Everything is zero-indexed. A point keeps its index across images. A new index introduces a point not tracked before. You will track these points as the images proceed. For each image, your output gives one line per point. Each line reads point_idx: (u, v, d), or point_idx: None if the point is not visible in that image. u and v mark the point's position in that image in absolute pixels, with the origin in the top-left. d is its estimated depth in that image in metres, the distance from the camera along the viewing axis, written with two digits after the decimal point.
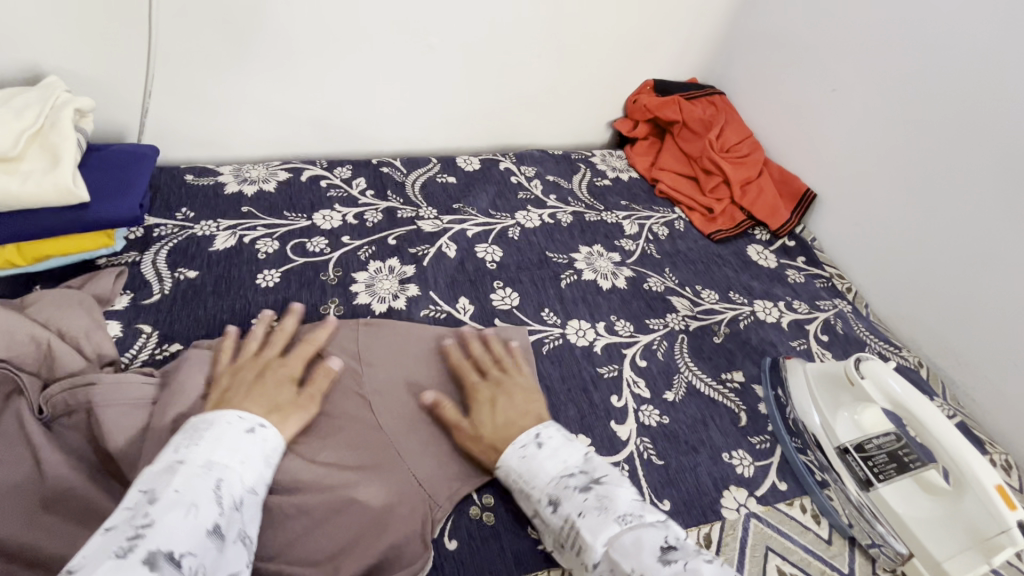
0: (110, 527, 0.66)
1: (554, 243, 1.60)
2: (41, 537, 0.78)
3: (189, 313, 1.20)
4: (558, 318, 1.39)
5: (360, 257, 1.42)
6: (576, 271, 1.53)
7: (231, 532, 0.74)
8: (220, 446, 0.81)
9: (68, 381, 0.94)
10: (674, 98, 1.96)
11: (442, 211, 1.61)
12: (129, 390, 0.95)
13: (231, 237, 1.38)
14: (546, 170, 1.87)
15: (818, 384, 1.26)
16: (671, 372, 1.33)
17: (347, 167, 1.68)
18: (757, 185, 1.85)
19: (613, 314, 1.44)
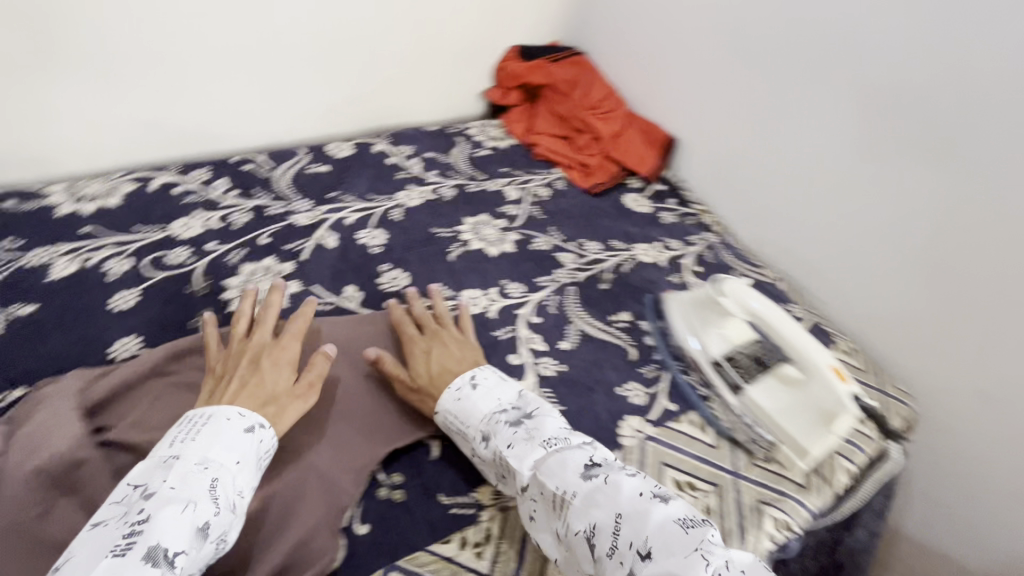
0: (104, 522, 0.74)
1: (437, 221, 1.58)
2: None
3: (32, 353, 1.08)
4: (444, 291, 1.39)
5: (224, 259, 1.32)
6: (461, 243, 1.53)
7: (218, 532, 0.77)
8: (207, 446, 0.82)
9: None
10: (543, 60, 2.03)
11: (316, 200, 1.55)
12: None
13: (72, 262, 1.24)
14: (424, 147, 1.86)
15: (688, 309, 1.38)
16: (561, 325, 1.38)
17: (208, 167, 1.57)
18: (629, 138, 1.95)
19: (501, 281, 1.46)
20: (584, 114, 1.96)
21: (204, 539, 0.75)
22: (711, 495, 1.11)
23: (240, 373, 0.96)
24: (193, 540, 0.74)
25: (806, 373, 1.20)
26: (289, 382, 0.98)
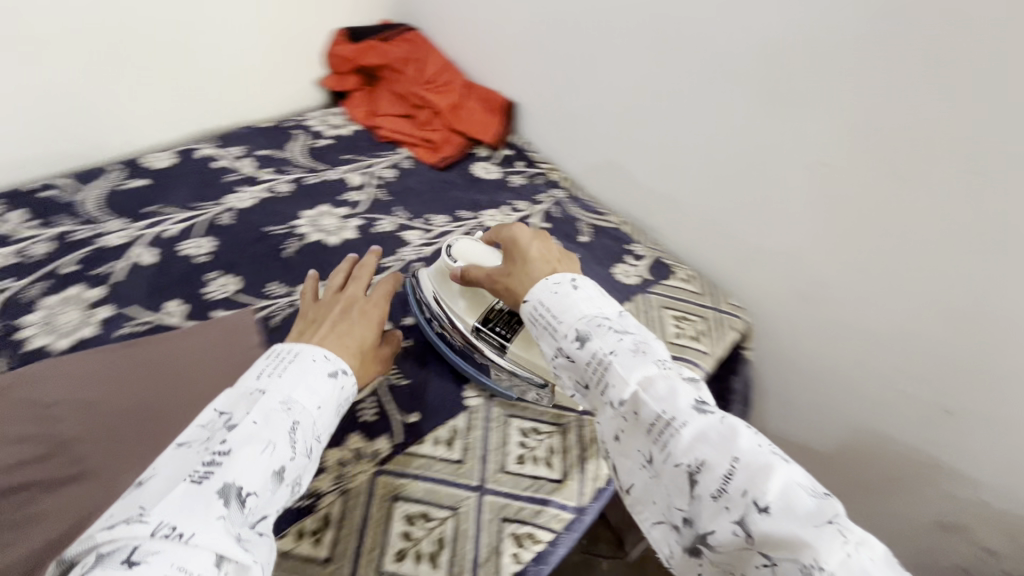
0: (192, 444, 0.46)
1: (509, 171, 1.09)
2: None
3: (57, 295, 0.72)
4: (536, 218, 0.99)
5: (21, 297, 0.71)
6: (474, 215, 0.97)
7: (290, 477, 0.47)
8: (575, 308, 0.54)
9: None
10: (372, 38, 1.16)
11: (129, 216, 0.85)
12: None
13: (169, 185, 0.92)
14: (260, 144, 1.04)
15: (729, 263, 0.92)
16: (663, 269, 0.93)
17: (118, 169, 0.93)
18: (469, 112, 1.12)
19: (567, 201, 1.04)
20: (453, 73, 1.15)
21: (280, 488, 0.45)
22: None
23: (533, 256, 0.61)
24: (651, 335, 0.53)
25: (975, 335, 0.68)
26: (376, 339, 0.64)
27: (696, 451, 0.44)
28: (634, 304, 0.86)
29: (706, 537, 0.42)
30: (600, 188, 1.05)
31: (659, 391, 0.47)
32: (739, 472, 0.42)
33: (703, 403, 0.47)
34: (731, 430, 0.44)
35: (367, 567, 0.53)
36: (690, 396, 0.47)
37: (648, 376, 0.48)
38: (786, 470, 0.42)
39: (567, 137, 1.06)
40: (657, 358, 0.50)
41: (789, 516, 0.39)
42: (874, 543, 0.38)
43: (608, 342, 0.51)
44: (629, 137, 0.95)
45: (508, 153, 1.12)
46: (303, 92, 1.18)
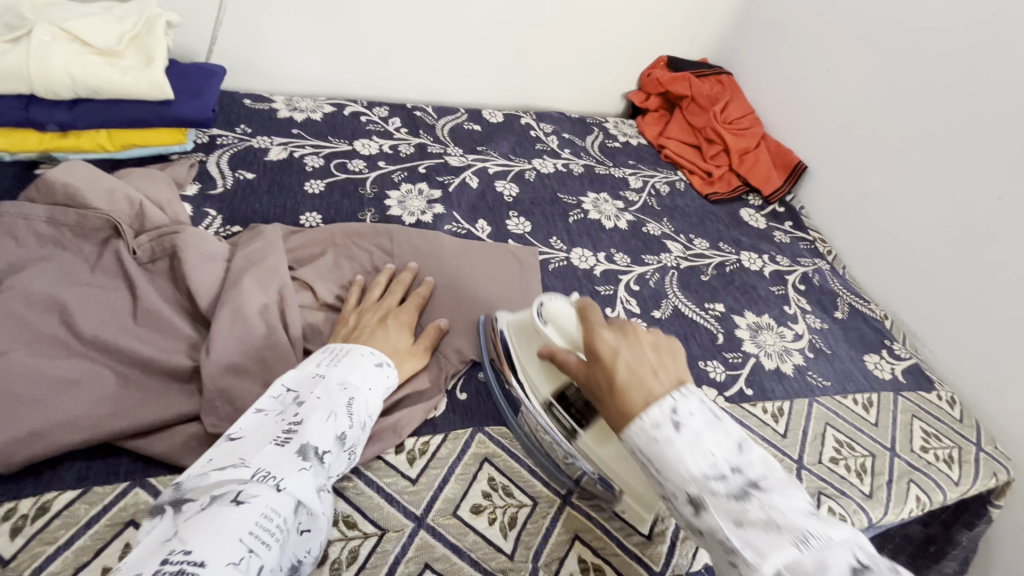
0: (267, 412, 0.47)
1: (774, 225, 1.10)
2: (189, 347, 0.58)
3: (408, 184, 0.92)
4: (794, 276, 0.98)
5: (389, 177, 0.92)
6: (734, 251, 1.00)
7: (354, 443, 0.49)
8: (681, 464, 0.41)
9: (154, 232, 0.64)
10: (687, 71, 1.25)
11: (466, 148, 1.04)
12: (266, 264, 0.65)
13: (495, 134, 1.11)
14: (565, 129, 1.19)
15: (1009, 406, 0.84)
16: (921, 378, 0.86)
17: (463, 113, 1.13)
18: (759, 159, 1.16)
19: (828, 272, 1.02)
20: (755, 121, 1.21)
21: (344, 452, 0.47)
22: (895, 475, 0.71)
23: (623, 376, 0.48)
24: (779, 483, 0.40)
25: None
26: (411, 344, 0.63)
27: None
28: (881, 397, 0.81)
29: None
30: (872, 276, 1.04)
31: (808, 570, 0.35)
32: None
33: (860, 564, 0.35)
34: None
35: (586, 487, 0.59)
36: (844, 563, 0.35)
37: (787, 559, 0.36)
38: None
39: (856, 219, 1.06)
40: (797, 529, 0.37)
41: None
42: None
43: (731, 513, 0.39)
44: (943, 242, 0.92)
45: (779, 210, 1.14)
46: (608, 99, 1.32)
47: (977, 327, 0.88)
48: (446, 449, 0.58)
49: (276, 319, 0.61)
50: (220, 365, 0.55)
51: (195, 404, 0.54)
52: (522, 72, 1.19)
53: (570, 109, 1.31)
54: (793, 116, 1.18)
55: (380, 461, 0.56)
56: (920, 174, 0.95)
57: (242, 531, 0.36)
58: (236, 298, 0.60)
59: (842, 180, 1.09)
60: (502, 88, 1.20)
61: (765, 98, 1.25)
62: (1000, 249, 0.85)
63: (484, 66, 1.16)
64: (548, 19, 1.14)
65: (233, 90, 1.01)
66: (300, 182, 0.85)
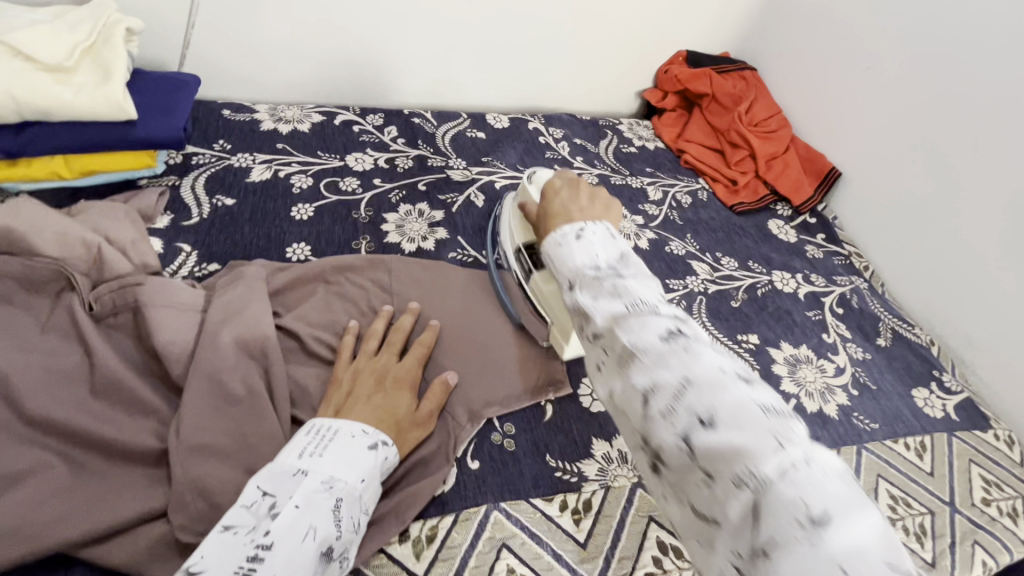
0: (235, 529, 0.40)
1: (806, 239, 1.01)
2: (156, 424, 0.50)
3: (407, 204, 0.83)
4: (831, 299, 0.89)
5: (385, 197, 0.83)
6: (765, 271, 0.91)
7: (342, 553, 0.42)
8: (568, 257, 0.47)
9: (114, 281, 0.55)
10: (707, 67, 1.15)
11: (469, 160, 0.94)
12: (245, 315, 0.57)
13: (501, 141, 1.01)
14: (576, 133, 1.09)
15: None
16: (976, 416, 0.78)
17: (466, 118, 1.04)
18: (787, 165, 1.07)
19: (866, 292, 0.93)
20: (783, 122, 1.12)
21: (328, 568, 0.41)
22: (958, 536, 0.64)
23: (555, 210, 0.56)
24: (644, 276, 0.44)
25: None
26: (413, 408, 0.55)
27: (654, 374, 0.37)
28: (935, 440, 0.73)
29: (658, 454, 0.36)
30: (913, 295, 0.95)
31: (632, 326, 0.39)
32: (689, 392, 0.35)
33: (676, 329, 0.39)
34: (693, 353, 0.37)
35: (618, 575, 0.52)
36: (662, 325, 0.39)
37: (614, 312, 0.41)
38: (743, 390, 0.35)
39: (895, 232, 0.97)
40: (634, 296, 0.42)
41: (737, 429, 0.33)
42: (832, 459, 0.32)
43: (592, 288, 0.44)
44: (999, 262, 0.84)
45: (810, 221, 1.04)
46: (622, 97, 1.22)
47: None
48: (458, 536, 0.51)
49: (257, 385, 0.53)
50: (191, 447, 0.47)
51: (163, 497, 0.46)
52: (528, 71, 1.09)
53: (581, 109, 1.21)
54: (824, 117, 1.08)
55: (382, 555, 0.48)
56: (972, 187, 0.86)
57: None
58: (210, 361, 0.52)
59: (881, 189, 0.99)
60: (508, 89, 1.10)
61: (793, 95, 1.15)
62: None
63: (488, 65, 1.05)
64: (558, 12, 1.03)
65: (212, 99, 0.91)
66: (286, 207, 0.76)
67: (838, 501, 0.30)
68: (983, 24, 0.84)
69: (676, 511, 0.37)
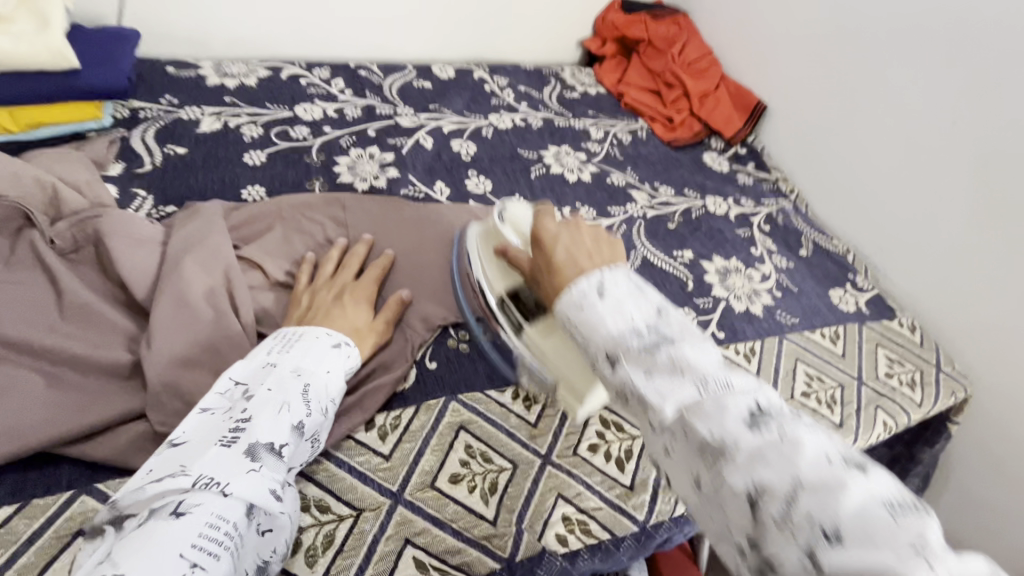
0: (214, 410, 0.45)
1: (738, 168, 1.08)
2: (125, 341, 0.53)
3: (357, 148, 0.86)
4: (759, 218, 0.98)
5: (336, 142, 0.86)
6: (699, 197, 0.98)
7: (313, 430, 0.47)
8: (602, 324, 0.40)
9: (73, 217, 0.58)
10: (642, 13, 1.20)
11: (417, 107, 0.98)
12: (204, 246, 0.60)
13: (448, 90, 1.04)
14: (520, 81, 1.14)
15: (964, 327, 0.87)
16: (884, 309, 0.88)
17: (411, 70, 1.06)
18: (719, 102, 1.14)
19: (791, 211, 1.02)
20: (713, 62, 1.19)
21: (301, 442, 0.45)
22: (863, 402, 0.73)
23: (558, 258, 0.46)
24: (699, 338, 0.38)
25: None
26: (370, 318, 0.60)
27: (753, 473, 0.31)
28: (847, 329, 0.83)
29: (768, 566, 0.30)
30: (832, 212, 1.05)
31: (707, 412, 0.34)
32: (804, 496, 0.29)
33: (759, 408, 0.34)
34: (794, 443, 0.31)
35: (565, 445, 0.59)
36: (744, 406, 0.33)
37: (686, 401, 0.35)
38: (863, 482, 0.29)
39: (815, 156, 1.06)
40: (700, 374, 0.36)
41: (876, 543, 0.27)
42: (977, 566, 0.27)
43: (642, 363, 0.37)
44: (900, 173, 0.93)
45: (741, 151, 1.12)
46: (564, 47, 1.26)
47: (935, 254, 0.90)
48: (419, 421, 0.56)
49: (221, 304, 0.57)
50: (163, 356, 0.51)
51: (140, 400, 0.50)
52: (471, 21, 1.12)
53: (526, 60, 1.25)
54: (751, 55, 1.16)
55: (350, 441, 0.54)
56: (877, 106, 0.95)
57: (183, 544, 0.35)
58: (175, 283, 0.56)
59: (802, 117, 1.08)
60: (451, 41, 1.13)
61: (723, 36, 1.21)
62: (955, 175, 0.86)
63: (430, 17, 1.08)
64: None
65: (153, 57, 0.91)
66: (238, 154, 0.79)
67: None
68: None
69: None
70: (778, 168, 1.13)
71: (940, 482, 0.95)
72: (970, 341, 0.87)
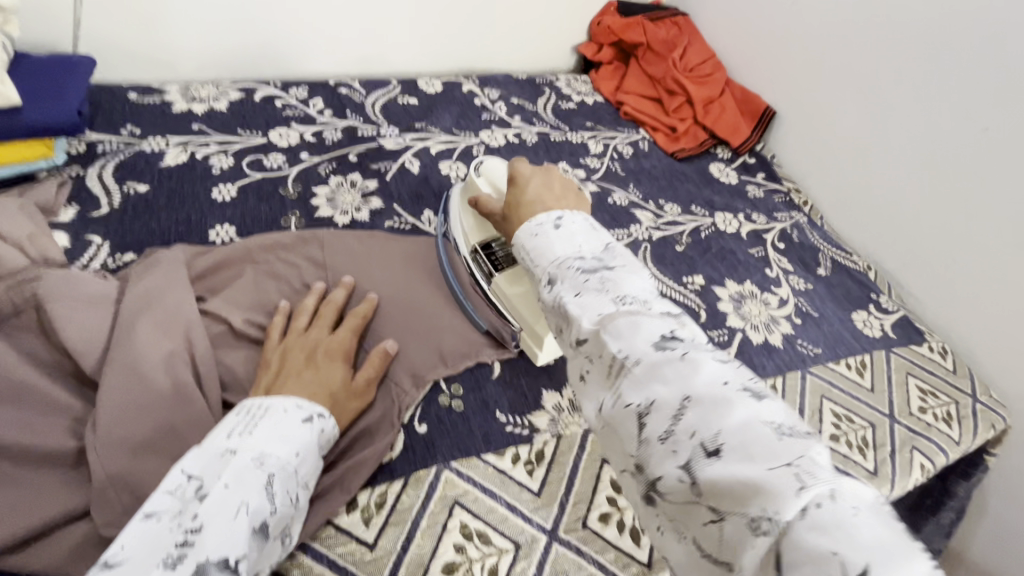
0: (160, 517, 0.39)
1: (747, 179, 1.02)
2: (68, 423, 0.47)
3: (337, 176, 0.79)
4: (772, 235, 0.91)
5: (314, 171, 0.79)
6: (707, 214, 0.92)
7: (280, 527, 0.42)
8: (551, 251, 0.42)
9: (10, 278, 0.51)
10: (640, 15, 1.13)
11: (402, 127, 0.91)
12: (163, 303, 0.54)
13: (435, 106, 0.98)
14: (513, 93, 1.07)
15: (999, 350, 0.80)
16: (911, 332, 0.82)
17: (396, 85, 0.99)
18: (724, 108, 1.07)
19: (806, 226, 0.95)
20: (717, 66, 1.12)
21: (266, 545, 0.40)
22: (897, 444, 0.67)
23: (527, 197, 0.49)
24: (634, 268, 0.40)
25: None
26: (349, 378, 0.54)
27: (648, 388, 0.33)
28: (874, 358, 0.76)
29: (654, 485, 0.32)
30: (849, 224, 0.98)
31: (619, 328, 0.36)
32: (689, 410, 0.31)
33: (672, 335, 0.35)
34: (693, 367, 0.33)
35: (572, 517, 0.52)
36: (655, 330, 0.35)
37: (602, 314, 0.37)
38: (752, 406, 0.31)
39: (829, 164, 0.99)
40: (621, 292, 0.38)
41: (749, 459, 0.29)
42: (862, 492, 0.27)
43: (573, 283, 0.39)
44: (925, 184, 0.86)
45: (749, 161, 1.06)
46: (558, 53, 1.19)
47: (965, 271, 0.83)
48: (407, 498, 0.50)
49: (180, 371, 0.50)
50: (111, 441, 0.45)
51: (83, 497, 0.44)
52: (458, 30, 1.05)
53: (518, 69, 1.18)
54: (757, 57, 1.09)
55: (329, 528, 0.47)
56: (897, 111, 0.88)
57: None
58: (127, 351, 0.49)
59: (814, 123, 1.01)
60: (438, 52, 1.06)
61: (726, 37, 1.14)
62: (985, 187, 0.79)
63: (414, 28, 1.01)
64: None
65: (114, 82, 0.85)
66: (205, 189, 0.72)
67: (880, 549, 0.25)
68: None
69: (674, 543, 0.32)
70: (789, 177, 1.07)
71: (973, 513, 0.89)
72: (1006, 365, 0.80)
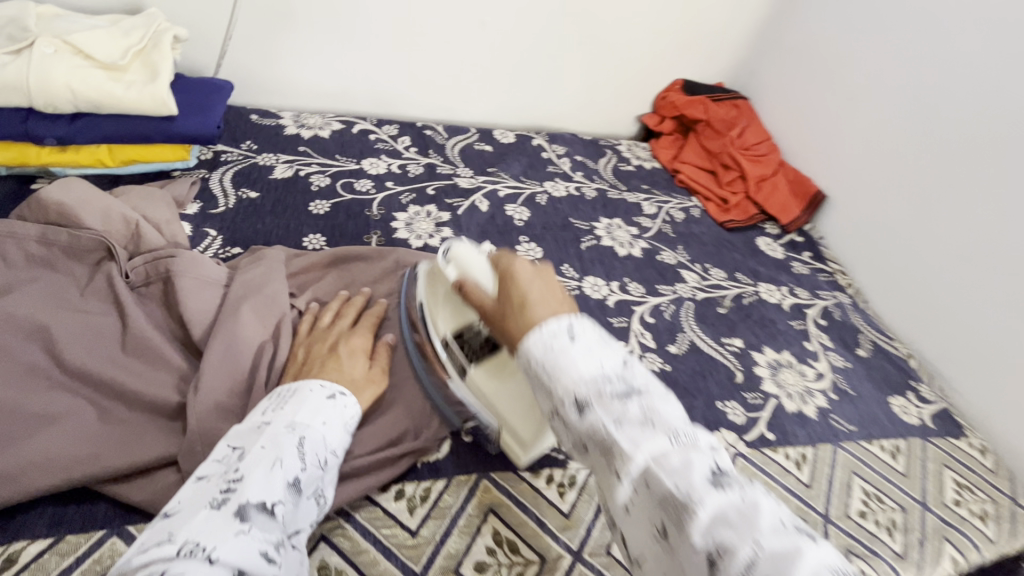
0: (208, 478, 0.42)
1: (793, 256, 1.06)
2: (172, 380, 0.54)
3: (416, 206, 0.89)
4: (814, 310, 0.94)
5: (396, 199, 0.89)
6: (752, 283, 0.96)
7: (310, 488, 0.45)
8: (573, 369, 0.38)
9: (149, 254, 0.61)
10: (702, 95, 1.22)
11: (476, 170, 1.01)
12: (256, 295, 0.61)
13: (507, 155, 1.07)
14: (578, 151, 1.16)
15: None
16: (950, 425, 0.82)
17: (474, 132, 1.11)
18: (778, 188, 1.13)
19: (849, 307, 0.98)
20: (773, 148, 1.19)
21: (300, 500, 0.43)
22: (927, 531, 0.67)
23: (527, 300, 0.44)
24: (666, 392, 0.37)
25: None
26: (366, 368, 0.58)
27: (713, 533, 0.31)
28: (909, 444, 0.77)
29: None
30: (893, 310, 1.00)
31: (673, 463, 0.33)
32: (761, 562, 0.29)
33: (718, 468, 0.33)
34: (753, 506, 0.31)
35: (598, 542, 0.55)
36: (706, 465, 0.33)
37: (659, 452, 0.34)
38: (814, 549, 0.29)
39: (877, 251, 1.03)
40: (671, 427, 0.35)
41: None
42: None
43: (613, 411, 0.36)
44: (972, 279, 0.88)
45: (796, 239, 1.10)
46: (622, 121, 1.29)
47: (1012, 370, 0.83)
48: (449, 497, 0.55)
49: (269, 362, 0.57)
50: (208, 407, 0.52)
51: (178, 445, 0.50)
52: (536, 91, 1.17)
53: (584, 130, 1.28)
54: (811, 144, 1.15)
55: (377, 509, 0.52)
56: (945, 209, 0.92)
57: None
58: (227, 335, 0.56)
59: (864, 210, 1.05)
60: (515, 110, 1.18)
61: (781, 125, 1.22)
62: None
63: (498, 86, 1.13)
64: (564, 41, 1.11)
65: (240, 104, 0.99)
66: (303, 202, 0.82)
67: None
68: (955, 56, 0.91)
69: None
70: (837, 259, 1.10)
71: None
72: None
